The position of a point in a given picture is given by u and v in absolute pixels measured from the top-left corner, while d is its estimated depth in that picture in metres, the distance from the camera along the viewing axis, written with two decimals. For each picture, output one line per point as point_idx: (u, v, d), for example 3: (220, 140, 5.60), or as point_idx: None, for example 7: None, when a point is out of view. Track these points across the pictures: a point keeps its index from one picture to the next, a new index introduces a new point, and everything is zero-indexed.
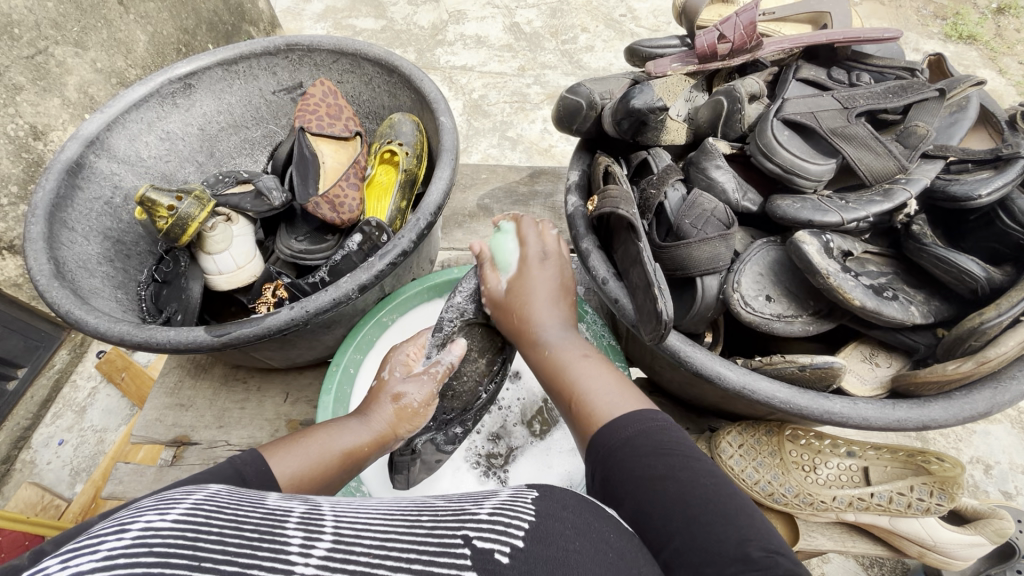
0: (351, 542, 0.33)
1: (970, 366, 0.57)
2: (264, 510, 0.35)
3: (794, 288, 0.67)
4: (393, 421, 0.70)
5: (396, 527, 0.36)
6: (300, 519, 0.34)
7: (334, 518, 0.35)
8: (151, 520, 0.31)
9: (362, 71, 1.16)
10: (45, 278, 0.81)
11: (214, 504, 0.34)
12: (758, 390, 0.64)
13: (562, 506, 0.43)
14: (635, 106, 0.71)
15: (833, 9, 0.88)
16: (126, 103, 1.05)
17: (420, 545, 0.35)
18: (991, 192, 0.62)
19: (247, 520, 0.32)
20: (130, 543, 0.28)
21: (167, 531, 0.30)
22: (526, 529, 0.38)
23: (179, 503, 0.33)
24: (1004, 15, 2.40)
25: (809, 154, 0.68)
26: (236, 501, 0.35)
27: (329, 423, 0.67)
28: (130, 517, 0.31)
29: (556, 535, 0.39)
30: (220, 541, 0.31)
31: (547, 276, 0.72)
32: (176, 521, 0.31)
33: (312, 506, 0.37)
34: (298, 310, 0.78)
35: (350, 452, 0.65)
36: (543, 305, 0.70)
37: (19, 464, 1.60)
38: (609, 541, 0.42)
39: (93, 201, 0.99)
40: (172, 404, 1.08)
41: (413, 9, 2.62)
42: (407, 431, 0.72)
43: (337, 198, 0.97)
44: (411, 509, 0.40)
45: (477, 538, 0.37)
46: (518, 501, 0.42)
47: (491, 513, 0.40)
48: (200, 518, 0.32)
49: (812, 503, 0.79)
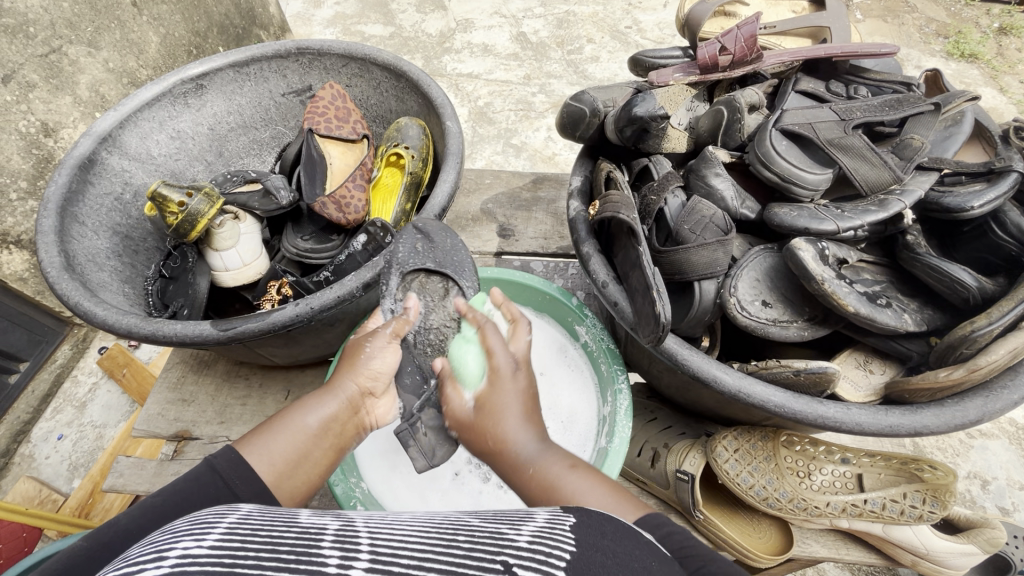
0: (388, 561, 0.36)
1: (960, 373, 0.58)
2: (297, 531, 0.38)
3: (791, 293, 0.68)
4: (360, 382, 0.66)
5: (433, 547, 0.38)
6: (334, 538, 0.37)
7: (368, 537, 0.38)
8: (189, 547, 0.34)
9: (370, 76, 1.19)
10: (56, 270, 0.82)
11: (247, 528, 0.38)
12: (753, 393, 0.65)
13: (603, 534, 0.43)
14: (638, 113, 0.72)
15: (832, 24, 0.90)
16: (139, 102, 1.07)
17: (459, 567, 0.36)
18: (983, 204, 0.64)
19: (282, 543, 0.36)
20: (169, 570, 0.32)
21: (206, 558, 0.33)
22: (568, 560, 0.38)
23: (214, 529, 0.37)
24: (1006, 35, 2.43)
25: (806, 163, 0.70)
26: (268, 522, 0.39)
27: (298, 399, 0.64)
28: (170, 544, 0.35)
29: (601, 565, 0.39)
30: (256, 564, 0.34)
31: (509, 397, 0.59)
32: (212, 548, 0.35)
33: (345, 524, 0.40)
34: (302, 307, 0.79)
35: (322, 426, 0.62)
36: (514, 423, 0.57)
37: (18, 458, 1.61)
38: (649, 569, 0.41)
39: (103, 197, 1.01)
40: (174, 399, 1.09)
41: (422, 16, 2.66)
42: (380, 387, 0.68)
43: (343, 198, 0.99)
44: (448, 527, 0.42)
45: (516, 565, 0.37)
46: (557, 528, 0.43)
47: (532, 541, 0.40)
48: (234, 544, 0.36)
49: (806, 508, 0.80)
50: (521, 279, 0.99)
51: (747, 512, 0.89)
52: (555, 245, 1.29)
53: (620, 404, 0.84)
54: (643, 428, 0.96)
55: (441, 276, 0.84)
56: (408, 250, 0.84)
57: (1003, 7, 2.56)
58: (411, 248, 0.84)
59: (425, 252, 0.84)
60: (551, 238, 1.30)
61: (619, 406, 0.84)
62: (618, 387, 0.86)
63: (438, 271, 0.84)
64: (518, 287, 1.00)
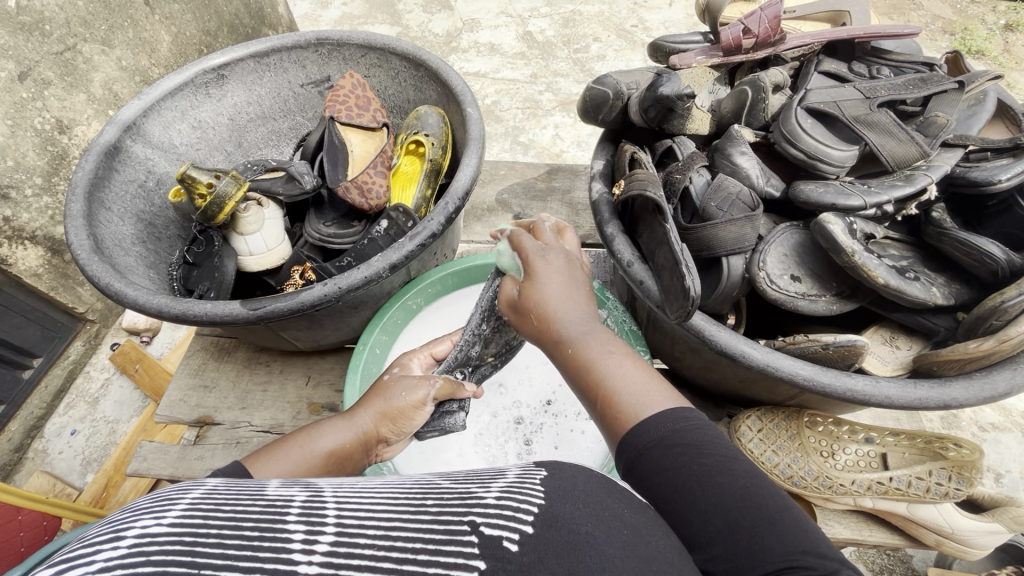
0: (353, 532, 0.35)
1: (991, 344, 0.58)
2: (264, 501, 0.36)
3: (818, 269, 0.69)
4: (377, 423, 0.69)
5: (400, 514, 0.37)
6: (301, 509, 0.35)
7: (335, 505, 0.37)
8: (148, 525, 0.32)
9: (389, 65, 1.20)
10: (86, 252, 0.84)
11: (212, 502, 0.35)
12: (781, 366, 0.65)
13: (576, 489, 0.42)
14: (663, 93, 0.73)
15: (852, 8, 0.91)
16: (161, 91, 1.09)
17: (426, 534, 0.36)
18: (1010, 176, 0.64)
19: (246, 518, 0.34)
20: (127, 553, 0.29)
21: (164, 537, 0.31)
22: (536, 515, 0.39)
23: (176, 501, 0.34)
24: (1012, 32, 2.43)
25: (832, 140, 0.70)
26: (233, 494, 0.37)
27: (316, 424, 0.67)
28: (127, 522, 0.32)
29: (567, 519, 0.39)
30: (220, 543, 0.32)
31: (555, 267, 0.57)
32: (173, 525, 0.32)
33: (313, 493, 0.39)
34: (331, 287, 0.80)
35: (336, 455, 0.65)
36: (564, 302, 0.55)
37: (31, 453, 1.62)
38: (622, 517, 0.41)
39: (127, 184, 1.02)
40: (196, 385, 1.10)
41: (428, 17, 2.67)
42: (392, 434, 0.71)
43: (365, 184, 1.00)
44: (416, 491, 0.41)
45: (483, 524, 0.37)
46: (526, 483, 0.42)
47: (500, 497, 0.40)
48: (196, 518, 0.33)
49: (831, 486, 0.80)
50: None
51: None
52: None
53: None
54: None
55: None
56: None
57: (1008, 4, 2.57)
58: None
59: None
60: (567, 228, 1.31)
61: None
62: None
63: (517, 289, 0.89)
64: None
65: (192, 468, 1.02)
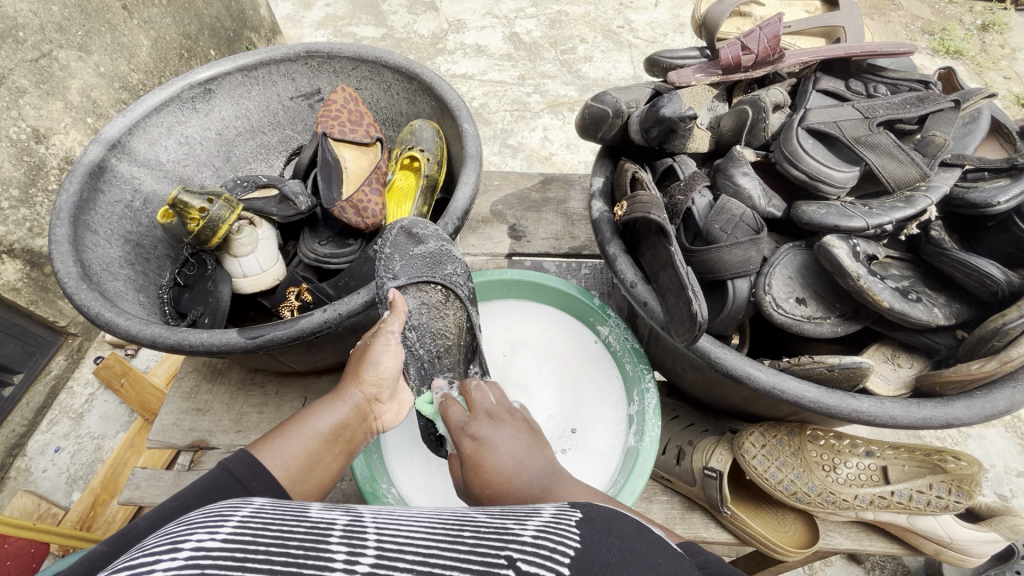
0: (394, 558, 0.36)
1: (993, 366, 0.58)
2: (307, 526, 0.39)
3: (822, 290, 0.69)
4: (366, 391, 0.73)
5: (438, 542, 0.39)
6: (342, 534, 0.38)
7: (376, 533, 0.39)
8: (202, 540, 0.35)
9: (381, 78, 1.18)
10: (74, 280, 0.81)
11: (259, 523, 0.39)
12: (787, 389, 0.66)
13: (610, 531, 0.42)
14: (666, 115, 0.73)
15: (846, 24, 0.91)
16: (147, 107, 1.06)
17: (464, 562, 0.36)
18: (1009, 199, 0.65)
19: (292, 538, 0.37)
20: (183, 564, 0.33)
21: (217, 552, 0.34)
22: (572, 557, 0.38)
23: (228, 523, 0.39)
24: (988, 32, 2.49)
25: (833, 161, 0.71)
26: (279, 518, 0.40)
27: (311, 407, 0.72)
28: (184, 537, 0.36)
29: (604, 562, 0.38)
30: (266, 558, 0.34)
31: (504, 434, 0.62)
32: (224, 542, 0.36)
33: (354, 519, 0.41)
34: (330, 313, 0.78)
35: (333, 430, 0.70)
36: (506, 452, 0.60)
37: (14, 472, 1.57)
38: (653, 566, 0.40)
39: (113, 205, 0.99)
40: (188, 408, 1.08)
41: (413, 17, 2.64)
42: (381, 393, 0.75)
43: (361, 202, 0.98)
44: (454, 524, 0.43)
45: (521, 560, 0.37)
46: (561, 524, 0.42)
47: (537, 536, 0.40)
48: (246, 537, 0.37)
49: (834, 501, 0.81)
50: (566, 289, 0.99)
51: (773, 507, 0.90)
52: (567, 245, 1.29)
53: (649, 403, 0.86)
54: (667, 426, 0.97)
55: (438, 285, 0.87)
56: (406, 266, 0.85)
57: (984, 4, 2.61)
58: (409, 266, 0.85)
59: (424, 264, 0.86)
60: (563, 238, 1.30)
61: (648, 405, 0.86)
62: (646, 386, 0.87)
63: (432, 280, 0.86)
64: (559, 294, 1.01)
65: None
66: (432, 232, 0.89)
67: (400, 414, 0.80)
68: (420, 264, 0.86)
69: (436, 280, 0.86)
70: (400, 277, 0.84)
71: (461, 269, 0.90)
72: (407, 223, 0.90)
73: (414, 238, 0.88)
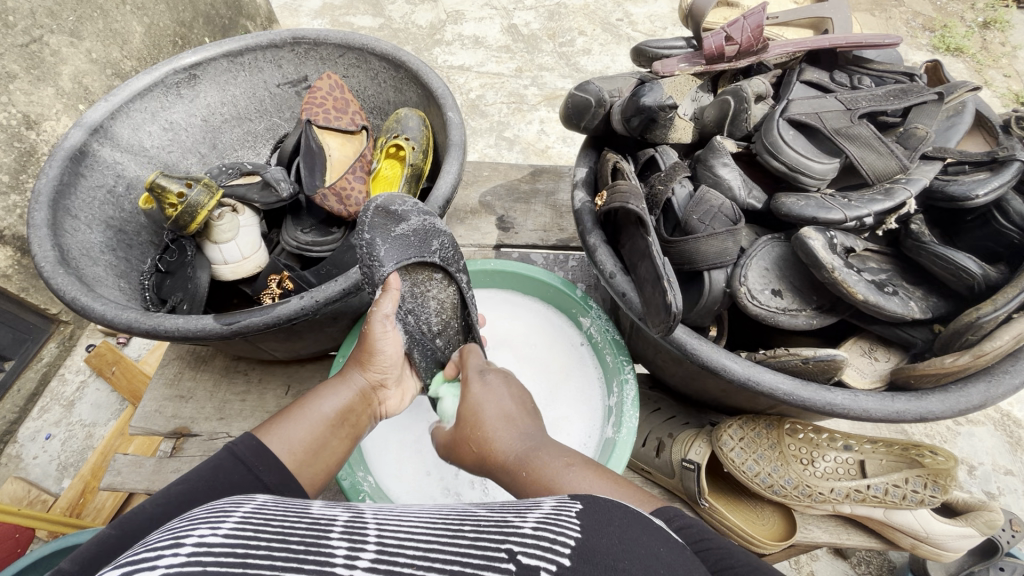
0: (394, 554, 0.36)
1: (966, 359, 0.58)
2: (308, 523, 0.39)
3: (800, 282, 0.69)
4: (370, 375, 0.75)
5: (438, 538, 0.39)
6: (343, 530, 0.38)
7: (376, 529, 0.39)
8: (203, 536, 0.35)
9: (368, 66, 1.17)
10: (50, 265, 0.80)
11: (260, 520, 0.39)
12: (761, 380, 0.65)
13: (610, 521, 0.41)
14: (646, 103, 0.72)
15: (834, 15, 0.90)
16: (131, 92, 1.05)
17: (465, 557, 0.37)
18: (987, 192, 0.65)
19: (292, 536, 0.37)
20: (185, 560, 0.32)
21: (218, 547, 0.34)
22: (572, 547, 0.38)
23: (229, 519, 0.38)
24: (990, 29, 2.47)
25: (813, 153, 0.70)
26: (280, 515, 0.40)
27: (314, 392, 0.72)
28: (187, 532, 0.36)
29: (605, 554, 0.38)
30: (268, 556, 0.34)
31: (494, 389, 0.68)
32: (226, 537, 0.36)
33: (353, 516, 0.41)
34: (307, 300, 0.78)
35: (337, 413, 0.70)
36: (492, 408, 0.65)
37: (4, 459, 1.57)
38: (659, 556, 0.39)
39: (96, 190, 0.98)
40: (171, 396, 1.07)
41: (412, 8, 2.62)
42: (384, 378, 0.77)
43: (344, 190, 0.97)
44: (454, 519, 0.43)
45: (521, 554, 0.37)
46: (561, 514, 0.41)
47: (536, 528, 0.40)
48: (247, 533, 0.36)
49: (810, 494, 0.81)
50: (541, 278, 0.99)
51: (752, 501, 0.90)
52: (555, 237, 1.28)
53: (627, 393, 0.86)
54: (647, 419, 0.97)
55: (429, 262, 0.83)
56: (395, 246, 0.80)
57: (987, 1, 2.59)
58: (396, 245, 0.80)
59: (403, 242, 0.81)
60: (551, 230, 1.29)
61: (627, 396, 0.86)
62: (625, 377, 0.87)
63: (421, 259, 0.81)
64: (537, 286, 1.01)
65: (169, 481, 1.01)
66: (410, 208, 0.84)
67: (404, 399, 0.82)
68: (405, 244, 0.81)
69: (426, 259, 0.81)
70: (387, 262, 0.78)
71: (448, 241, 0.85)
72: (383, 201, 0.84)
73: (394, 216, 0.82)
